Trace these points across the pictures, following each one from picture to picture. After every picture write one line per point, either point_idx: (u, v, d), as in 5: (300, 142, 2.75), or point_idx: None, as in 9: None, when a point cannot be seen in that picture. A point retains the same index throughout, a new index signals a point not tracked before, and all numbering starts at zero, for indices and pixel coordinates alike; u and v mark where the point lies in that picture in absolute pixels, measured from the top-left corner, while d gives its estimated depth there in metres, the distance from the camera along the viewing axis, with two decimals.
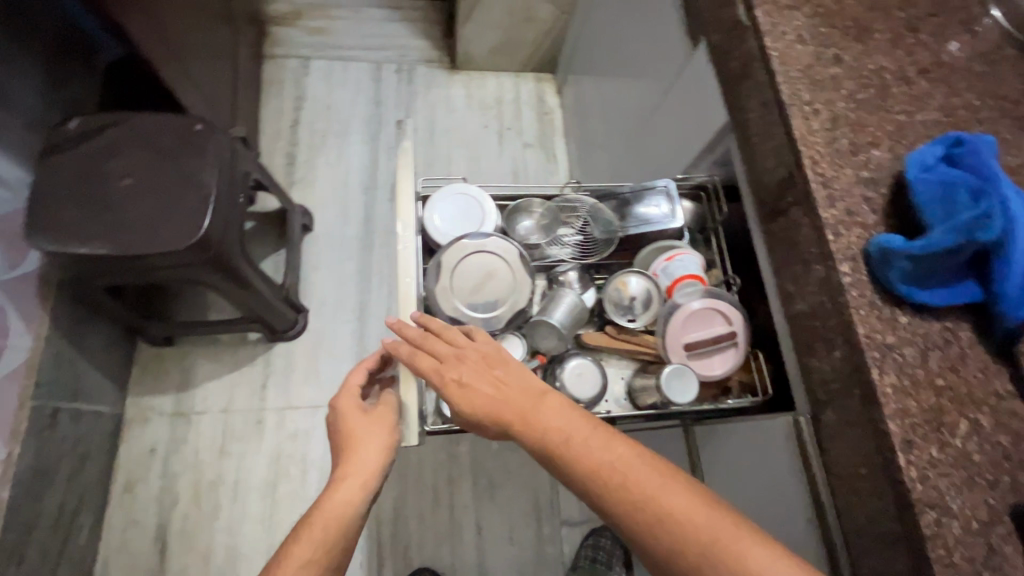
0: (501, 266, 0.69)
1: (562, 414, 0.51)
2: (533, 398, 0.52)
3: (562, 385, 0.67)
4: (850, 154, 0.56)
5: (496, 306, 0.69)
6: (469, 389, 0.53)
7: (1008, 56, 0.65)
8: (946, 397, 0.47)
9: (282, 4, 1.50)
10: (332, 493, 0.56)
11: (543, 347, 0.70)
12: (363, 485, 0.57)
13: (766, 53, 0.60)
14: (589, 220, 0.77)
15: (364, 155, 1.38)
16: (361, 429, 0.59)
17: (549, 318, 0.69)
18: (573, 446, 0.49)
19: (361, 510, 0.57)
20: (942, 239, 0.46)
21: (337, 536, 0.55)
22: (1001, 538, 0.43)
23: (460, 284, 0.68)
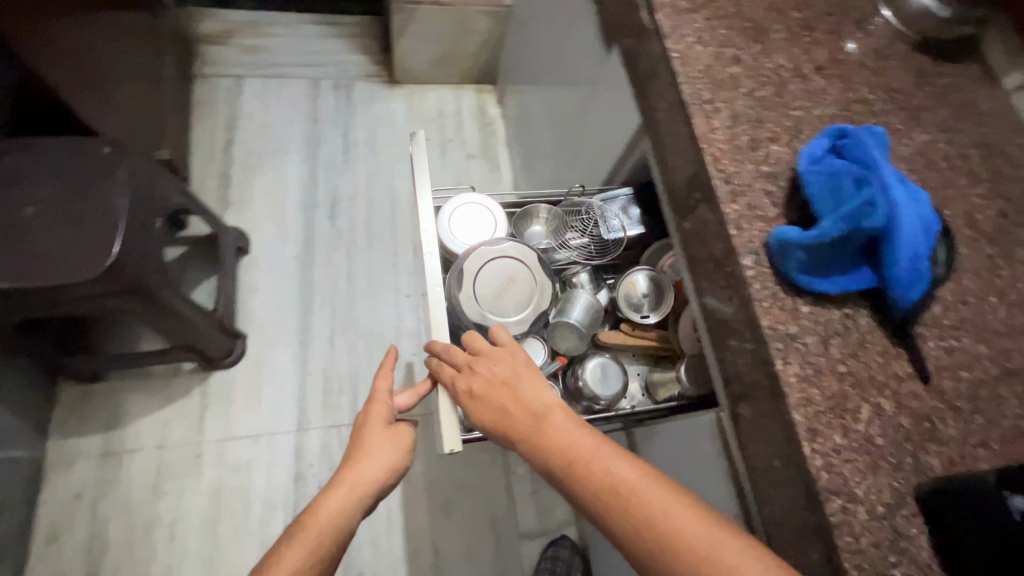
0: (522, 271, 0.73)
1: (571, 434, 0.50)
2: (542, 416, 0.52)
3: (585, 384, 0.71)
4: (750, 150, 0.57)
5: (519, 309, 0.72)
6: (484, 403, 0.56)
7: (899, 51, 0.68)
8: (848, 383, 0.48)
9: (212, 23, 1.47)
10: (328, 500, 0.57)
11: (565, 348, 0.73)
12: (360, 497, 0.58)
13: (668, 54, 0.61)
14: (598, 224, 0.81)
15: (303, 173, 1.36)
16: (375, 442, 0.62)
17: (567, 318, 0.72)
18: (580, 466, 0.48)
19: (355, 521, 0.57)
20: (832, 228, 0.47)
21: (328, 544, 0.54)
22: (906, 520, 0.44)
23: (484, 289, 0.72)
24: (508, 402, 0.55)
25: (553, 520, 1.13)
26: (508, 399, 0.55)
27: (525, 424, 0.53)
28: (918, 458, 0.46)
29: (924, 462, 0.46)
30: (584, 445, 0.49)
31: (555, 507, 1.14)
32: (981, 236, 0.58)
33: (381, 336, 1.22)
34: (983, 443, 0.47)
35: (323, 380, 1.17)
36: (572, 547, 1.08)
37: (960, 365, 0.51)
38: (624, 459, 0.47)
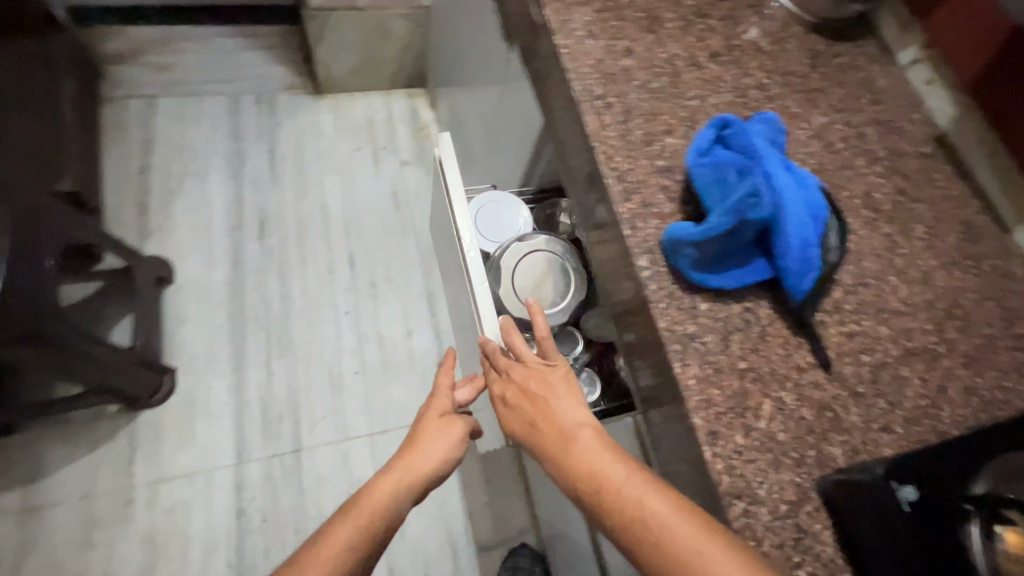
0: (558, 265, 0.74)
1: (599, 457, 0.44)
2: (570, 434, 0.47)
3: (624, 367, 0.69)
4: (644, 144, 0.55)
5: (559, 300, 0.72)
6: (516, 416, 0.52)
7: (794, 33, 0.67)
8: (749, 379, 0.47)
9: (119, 42, 1.39)
10: (381, 483, 0.53)
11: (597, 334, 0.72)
12: (411, 484, 0.54)
13: (557, 50, 0.59)
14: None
15: (227, 193, 1.29)
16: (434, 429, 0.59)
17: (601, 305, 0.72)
18: (607, 493, 0.42)
19: (404, 508, 0.53)
20: (718, 222, 0.45)
21: (379, 528, 0.50)
22: (809, 517, 0.42)
23: (521, 284, 0.73)
24: (540, 416, 0.51)
25: (513, 529, 1.11)
26: (542, 411, 0.51)
27: (551, 442, 0.48)
28: (821, 450, 0.45)
29: (827, 453, 0.45)
30: (609, 472, 0.43)
31: (513, 515, 1.12)
32: (880, 215, 0.58)
33: (321, 356, 1.18)
34: (885, 428, 0.47)
35: (262, 408, 1.11)
36: (531, 555, 1.06)
37: (862, 349, 0.50)
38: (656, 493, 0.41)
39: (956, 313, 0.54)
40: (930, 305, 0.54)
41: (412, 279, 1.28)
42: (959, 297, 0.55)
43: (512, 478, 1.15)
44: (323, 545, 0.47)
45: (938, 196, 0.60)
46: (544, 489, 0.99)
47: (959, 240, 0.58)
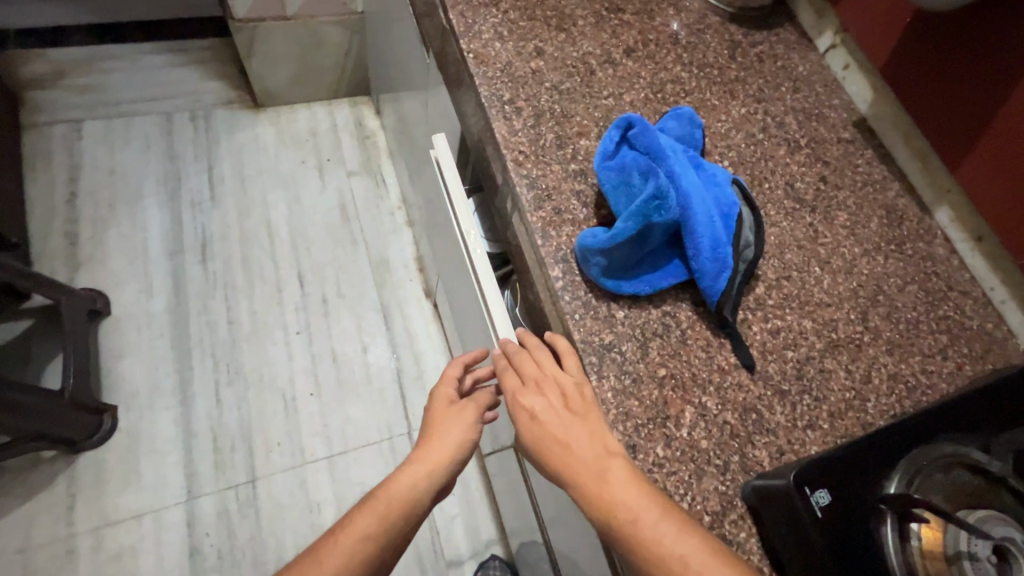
0: None
1: (635, 498, 0.37)
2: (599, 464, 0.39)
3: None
4: (556, 148, 0.53)
5: None
6: (532, 433, 0.42)
7: (711, 24, 0.66)
8: (669, 386, 0.45)
9: (38, 64, 1.32)
10: (400, 474, 0.49)
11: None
12: (431, 474, 0.50)
13: (464, 55, 0.57)
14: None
15: (164, 216, 1.24)
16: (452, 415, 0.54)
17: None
18: (646, 542, 0.36)
19: (426, 500, 0.50)
20: (624, 228, 0.44)
21: (395, 522, 0.47)
22: (734, 525, 0.41)
23: None
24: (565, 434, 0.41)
25: (482, 540, 1.09)
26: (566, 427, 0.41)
27: (578, 471, 0.39)
28: (745, 454, 0.44)
29: (750, 457, 0.44)
30: (646, 523, 0.36)
31: (482, 526, 1.10)
32: (802, 205, 0.57)
33: (274, 380, 1.14)
34: (810, 424, 0.46)
35: (213, 439, 1.07)
36: (502, 566, 1.04)
37: (786, 345, 0.49)
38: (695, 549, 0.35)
39: (880, 300, 0.53)
40: (855, 293, 0.53)
41: (366, 292, 1.25)
42: (882, 283, 0.54)
43: (478, 488, 1.13)
44: (343, 536, 0.45)
45: (860, 181, 0.60)
46: (507, 499, 0.97)
47: (881, 225, 0.58)
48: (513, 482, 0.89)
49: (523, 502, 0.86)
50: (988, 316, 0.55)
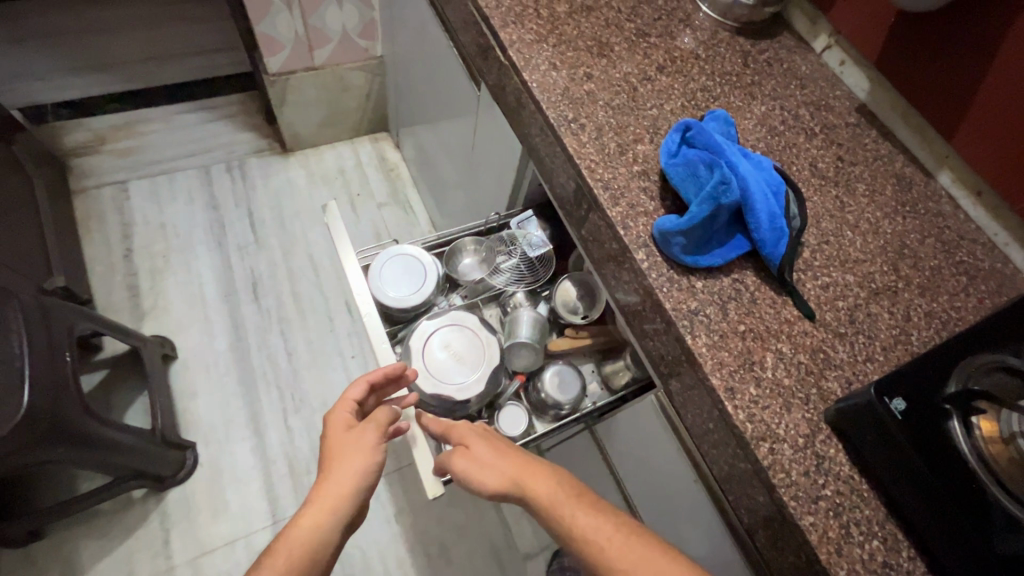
0: (462, 330, 0.77)
1: (559, 489, 0.52)
2: (528, 465, 0.55)
3: (549, 394, 0.76)
4: (619, 154, 0.63)
5: (478, 368, 0.75)
6: (477, 447, 0.58)
7: (724, 39, 0.78)
8: (750, 338, 0.54)
9: (79, 133, 1.41)
10: (298, 524, 0.52)
11: (519, 368, 0.79)
12: (331, 511, 0.53)
13: (528, 86, 0.67)
14: (519, 246, 0.83)
15: (215, 262, 1.32)
16: (345, 451, 0.58)
17: (520, 338, 0.77)
18: (566, 519, 0.49)
19: (332, 541, 0.52)
20: (699, 211, 0.53)
21: (304, 565, 0.49)
22: (823, 443, 0.50)
23: (441, 362, 0.74)
24: (505, 451, 0.58)
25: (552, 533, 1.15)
26: (500, 445, 0.59)
27: (516, 470, 0.55)
28: (822, 387, 0.52)
29: (826, 389, 0.52)
30: (568, 504, 0.50)
31: None
32: (826, 180, 0.67)
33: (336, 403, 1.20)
34: (869, 358, 0.55)
35: (288, 464, 1.13)
36: None
37: (836, 296, 0.58)
38: (605, 525, 0.49)
39: (906, 253, 0.63)
40: (884, 249, 0.63)
41: None
42: (905, 239, 0.64)
43: None
44: None
45: (871, 157, 0.70)
46: None
47: (895, 191, 0.68)
48: None
49: None
50: (997, 257, 0.65)
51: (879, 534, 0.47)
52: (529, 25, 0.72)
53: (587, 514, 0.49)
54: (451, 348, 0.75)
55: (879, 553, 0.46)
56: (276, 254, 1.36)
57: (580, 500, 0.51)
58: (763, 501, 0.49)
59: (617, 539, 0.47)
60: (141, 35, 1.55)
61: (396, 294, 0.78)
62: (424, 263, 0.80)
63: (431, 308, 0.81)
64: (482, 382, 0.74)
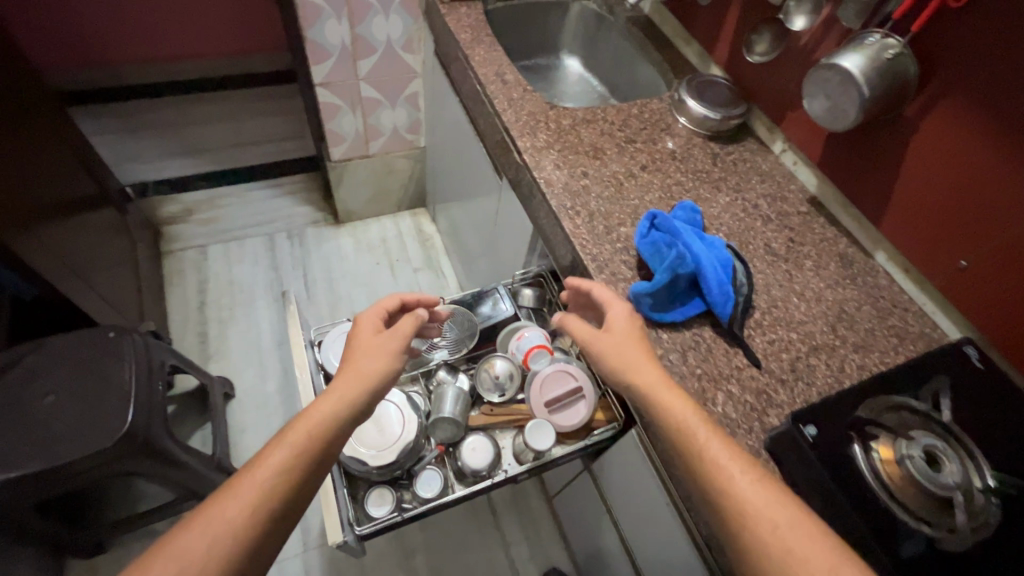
0: (389, 407, 0.79)
1: (691, 408, 0.56)
2: (663, 380, 0.59)
3: (465, 462, 0.79)
4: (606, 235, 0.80)
5: (396, 440, 0.77)
6: (618, 338, 0.63)
7: (697, 144, 0.98)
8: (704, 379, 0.68)
9: (172, 206, 1.70)
10: (323, 400, 0.58)
11: (440, 438, 0.81)
12: (353, 394, 0.60)
13: (537, 182, 0.86)
14: (449, 325, 0.92)
15: (271, 315, 1.53)
16: (372, 346, 0.66)
17: (443, 413, 0.80)
18: (697, 440, 0.53)
19: (346, 422, 0.58)
20: (661, 277, 0.69)
21: (319, 441, 0.56)
22: (762, 464, 0.61)
23: (362, 432, 0.77)
24: (644, 357, 0.62)
25: None
26: (638, 347, 0.63)
27: (651, 378, 0.59)
28: (763, 421, 0.65)
29: (766, 423, 0.65)
30: (699, 426, 0.54)
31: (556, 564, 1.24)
32: (778, 257, 0.83)
33: None
34: (805, 400, 0.67)
35: None
36: None
37: (780, 350, 0.72)
38: (736, 456, 0.51)
39: (844, 317, 0.77)
40: (824, 313, 0.77)
41: None
42: (845, 306, 0.78)
43: (548, 528, 1.28)
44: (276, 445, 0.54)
45: (818, 239, 0.86)
46: (579, 527, 1.13)
47: (838, 267, 0.83)
48: (583, 506, 1.07)
49: (596, 522, 1.03)
50: (927, 323, 0.77)
51: None
52: (541, 134, 0.93)
53: (723, 447, 0.52)
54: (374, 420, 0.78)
55: None
56: (323, 311, 1.57)
57: (711, 429, 0.54)
58: None
59: (746, 472, 0.50)
60: (230, 127, 1.90)
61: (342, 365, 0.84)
62: None
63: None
64: (402, 452, 0.76)
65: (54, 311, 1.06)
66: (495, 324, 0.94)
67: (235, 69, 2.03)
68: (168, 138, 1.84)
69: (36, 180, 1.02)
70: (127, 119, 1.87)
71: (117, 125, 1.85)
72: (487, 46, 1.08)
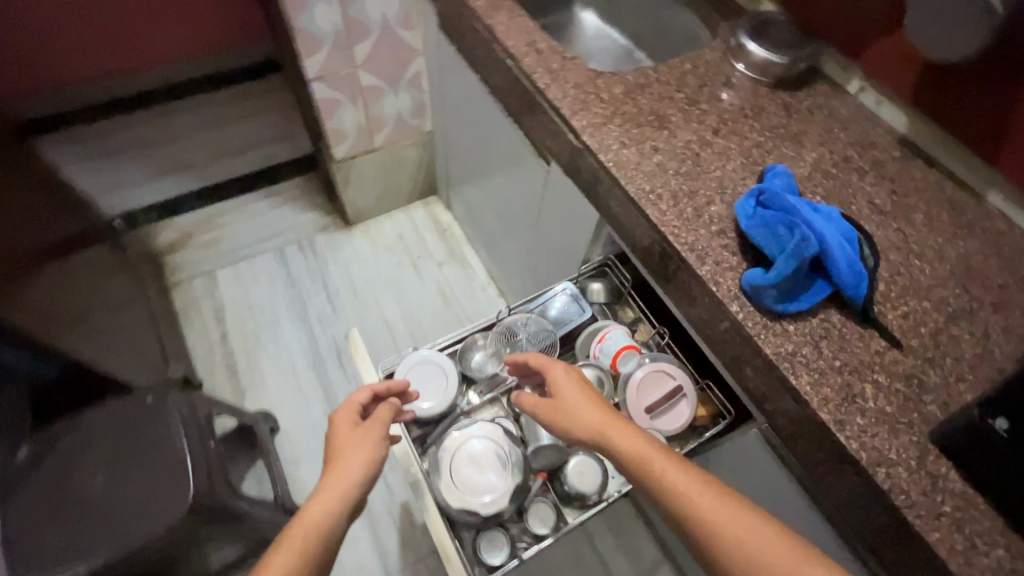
0: (488, 445, 0.71)
1: (655, 450, 0.55)
2: (626, 427, 0.58)
3: (572, 488, 0.73)
4: (697, 218, 0.71)
5: (502, 480, 0.69)
6: (568, 402, 0.62)
7: (765, 95, 0.87)
8: (847, 372, 0.60)
9: (167, 233, 1.57)
10: (313, 505, 0.57)
11: (543, 464, 0.74)
12: (341, 495, 0.58)
13: (605, 166, 0.76)
14: (524, 341, 0.82)
15: (300, 335, 1.44)
16: (352, 445, 0.63)
17: (542, 440, 0.74)
18: (662, 478, 0.52)
19: (340, 522, 0.57)
20: (786, 266, 0.61)
21: (317, 547, 0.54)
22: (934, 463, 0.55)
23: (466, 477, 0.69)
24: (605, 413, 0.60)
25: (648, 562, 1.19)
26: (596, 404, 0.61)
27: (619, 431, 0.58)
28: (922, 411, 0.58)
29: (926, 412, 0.58)
30: (664, 463, 0.54)
31: (644, 549, 1.21)
32: (886, 215, 0.74)
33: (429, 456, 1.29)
34: (960, 379, 0.60)
35: (393, 519, 1.20)
36: None
37: (918, 324, 0.64)
38: (705, 486, 0.52)
39: (973, 273, 0.69)
40: (951, 273, 0.69)
41: None
42: (970, 261, 0.70)
43: (630, 515, 1.24)
44: None
45: (922, 187, 0.77)
46: None
47: (951, 216, 0.75)
48: None
49: None
50: None
51: (1002, 542, 0.51)
52: (594, 109, 0.81)
53: (691, 477, 0.52)
54: (476, 462, 0.70)
55: (1005, 560, 0.51)
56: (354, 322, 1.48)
57: (679, 464, 0.54)
58: (885, 522, 0.55)
59: (717, 499, 0.51)
60: (211, 137, 1.74)
61: (423, 403, 0.75)
62: (444, 366, 0.78)
63: (455, 410, 0.78)
64: (512, 490, 0.69)
65: (76, 379, 0.97)
66: (571, 329, 0.86)
67: (206, 68, 1.84)
68: (147, 159, 1.68)
69: (26, 238, 0.90)
70: (99, 143, 1.70)
71: (89, 152, 1.69)
72: (507, 12, 0.94)
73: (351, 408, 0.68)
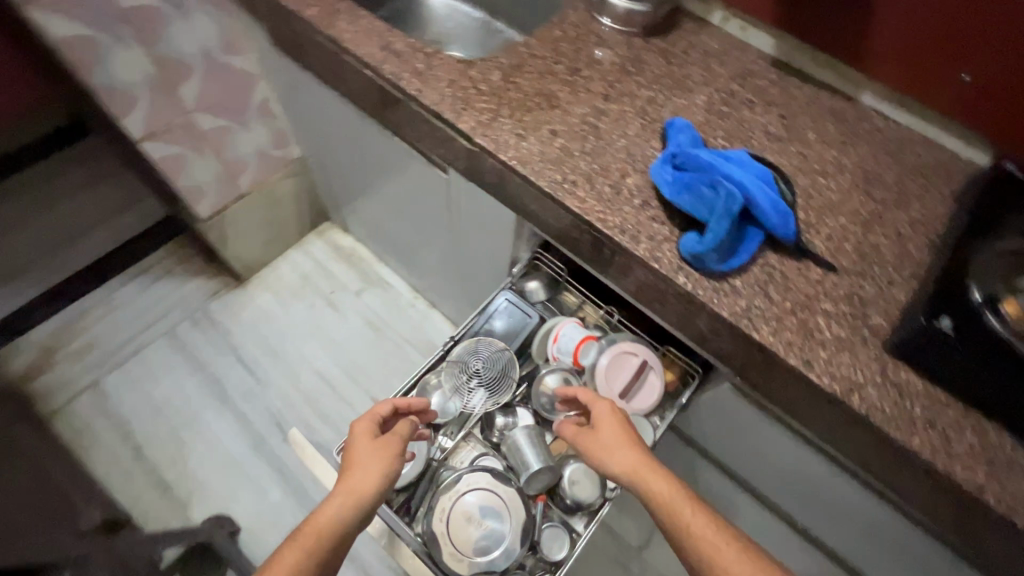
0: (480, 497, 0.68)
1: (680, 489, 0.55)
2: (654, 467, 0.58)
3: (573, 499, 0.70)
4: (618, 195, 0.68)
5: (505, 527, 0.67)
6: (607, 437, 0.62)
7: (639, 46, 0.84)
8: (799, 310, 0.61)
9: (21, 357, 1.31)
10: (328, 507, 0.55)
11: (539, 489, 0.71)
12: (354, 502, 0.56)
13: (509, 165, 0.70)
14: (478, 366, 0.76)
15: (228, 420, 1.28)
16: (367, 456, 0.60)
17: (530, 466, 0.70)
18: (684, 518, 0.53)
19: (352, 528, 0.54)
20: (720, 227, 0.60)
21: (327, 549, 0.52)
22: (895, 372, 0.58)
23: (468, 540, 0.66)
24: (640, 451, 0.60)
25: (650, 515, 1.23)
26: (630, 441, 0.61)
27: (647, 470, 0.57)
28: (871, 325, 0.61)
29: (874, 325, 0.61)
30: (686, 504, 0.54)
31: None
32: (784, 141, 0.76)
33: None
34: (891, 283, 0.64)
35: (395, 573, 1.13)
36: None
37: (842, 241, 0.67)
38: (724, 533, 0.51)
39: (870, 176, 0.73)
40: (853, 182, 0.72)
41: None
42: (865, 165, 0.74)
43: None
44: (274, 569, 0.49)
45: (805, 104, 0.80)
46: None
47: (837, 125, 0.78)
48: None
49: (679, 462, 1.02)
50: (936, 150, 0.76)
51: (968, 425, 0.56)
52: (478, 105, 0.75)
53: (708, 522, 0.52)
54: (473, 519, 0.67)
55: (974, 440, 0.55)
56: (284, 385, 1.33)
57: (699, 507, 0.54)
58: (868, 440, 0.58)
59: (734, 545, 0.50)
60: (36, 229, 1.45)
61: None
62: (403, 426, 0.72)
63: (432, 465, 0.74)
64: (518, 535, 0.66)
65: None
66: (523, 339, 0.82)
67: None
68: None
69: None
70: None
71: None
72: (348, 15, 0.82)
73: (372, 417, 0.65)
